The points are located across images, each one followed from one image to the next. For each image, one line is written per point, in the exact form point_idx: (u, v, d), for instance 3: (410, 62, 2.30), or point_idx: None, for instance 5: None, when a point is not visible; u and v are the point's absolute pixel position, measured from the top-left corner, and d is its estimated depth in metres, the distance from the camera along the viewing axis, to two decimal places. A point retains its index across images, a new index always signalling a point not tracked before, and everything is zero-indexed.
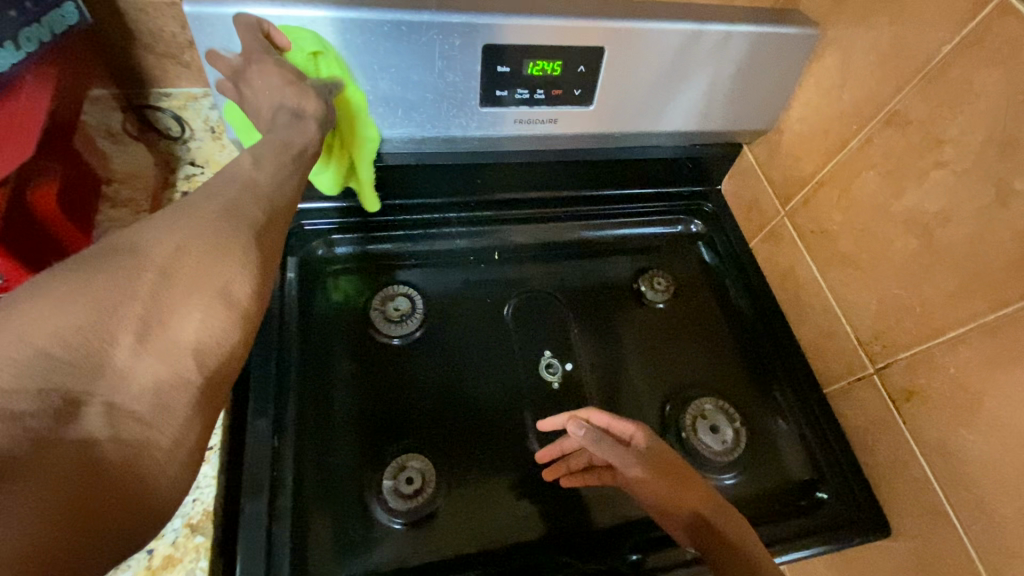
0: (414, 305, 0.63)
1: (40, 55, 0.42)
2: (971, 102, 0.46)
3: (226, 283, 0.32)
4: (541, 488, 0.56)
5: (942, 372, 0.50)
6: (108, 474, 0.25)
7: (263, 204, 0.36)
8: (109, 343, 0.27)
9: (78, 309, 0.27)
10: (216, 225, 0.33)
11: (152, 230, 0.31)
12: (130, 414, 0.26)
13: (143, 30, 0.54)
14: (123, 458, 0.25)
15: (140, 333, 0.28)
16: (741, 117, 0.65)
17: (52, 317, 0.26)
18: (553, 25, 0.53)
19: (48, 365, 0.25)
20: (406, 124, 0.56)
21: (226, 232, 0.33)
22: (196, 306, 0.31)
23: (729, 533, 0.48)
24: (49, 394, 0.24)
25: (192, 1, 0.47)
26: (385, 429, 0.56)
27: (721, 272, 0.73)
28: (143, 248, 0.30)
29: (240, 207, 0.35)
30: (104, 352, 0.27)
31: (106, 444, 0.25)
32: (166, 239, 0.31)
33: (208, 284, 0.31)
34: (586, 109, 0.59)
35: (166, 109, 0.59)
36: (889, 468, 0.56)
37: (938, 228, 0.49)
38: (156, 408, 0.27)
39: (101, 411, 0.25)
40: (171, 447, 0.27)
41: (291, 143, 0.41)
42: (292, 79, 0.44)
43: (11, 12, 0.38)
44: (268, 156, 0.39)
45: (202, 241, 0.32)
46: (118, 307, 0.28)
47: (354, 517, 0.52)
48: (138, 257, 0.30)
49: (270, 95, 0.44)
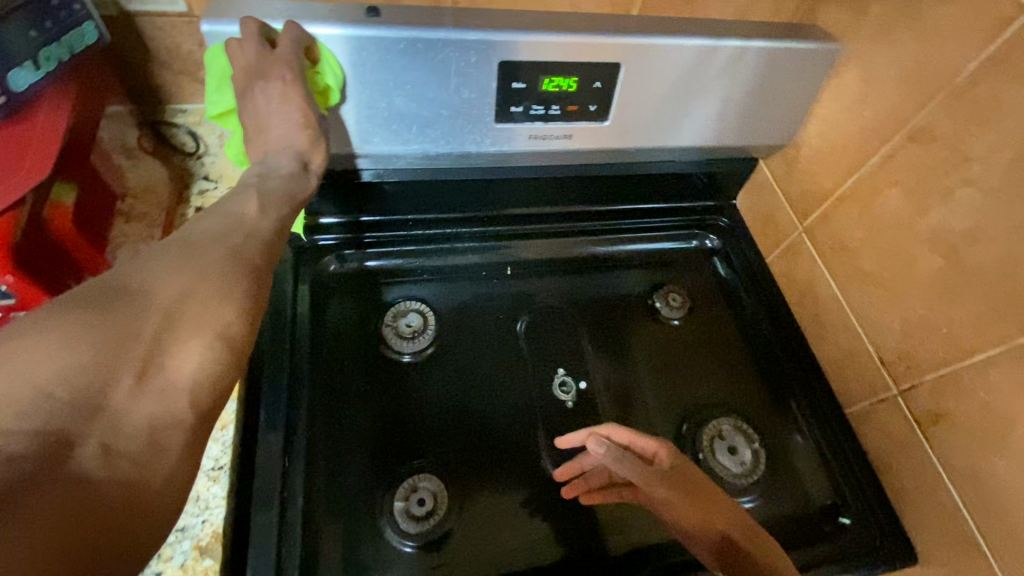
0: (426, 321, 0.62)
1: (57, 76, 0.42)
2: (1000, 119, 0.45)
3: (222, 324, 0.34)
4: (555, 510, 0.55)
5: (970, 395, 0.48)
6: (103, 513, 0.26)
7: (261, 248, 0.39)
8: (110, 383, 0.28)
9: (80, 353, 0.28)
10: (216, 270, 0.35)
11: (154, 273, 0.33)
12: (124, 454, 0.28)
13: (160, 47, 0.54)
14: (118, 497, 0.26)
15: (140, 374, 0.30)
16: (759, 131, 0.64)
17: (54, 359, 0.27)
18: (569, 42, 0.52)
19: (49, 406, 0.26)
20: (421, 140, 0.56)
21: (225, 277, 0.35)
22: (193, 348, 0.32)
23: (759, 556, 0.47)
24: (48, 434, 0.25)
25: (209, 19, 0.47)
26: (397, 448, 0.55)
27: (737, 288, 0.72)
28: (146, 293, 0.32)
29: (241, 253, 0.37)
30: (103, 393, 0.28)
31: (102, 483, 0.26)
32: (169, 284, 0.33)
33: (207, 326, 0.33)
34: (601, 125, 0.59)
35: (182, 125, 0.59)
36: (915, 493, 0.54)
37: (964, 246, 0.48)
38: (150, 446, 0.29)
39: (95, 451, 0.27)
40: (162, 486, 0.28)
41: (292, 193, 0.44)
42: (309, 122, 0.46)
43: (31, 32, 0.39)
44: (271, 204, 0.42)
45: (204, 286, 0.34)
46: (120, 350, 0.30)
47: (364, 539, 0.51)
48: (141, 303, 0.32)
49: (285, 129, 0.45)
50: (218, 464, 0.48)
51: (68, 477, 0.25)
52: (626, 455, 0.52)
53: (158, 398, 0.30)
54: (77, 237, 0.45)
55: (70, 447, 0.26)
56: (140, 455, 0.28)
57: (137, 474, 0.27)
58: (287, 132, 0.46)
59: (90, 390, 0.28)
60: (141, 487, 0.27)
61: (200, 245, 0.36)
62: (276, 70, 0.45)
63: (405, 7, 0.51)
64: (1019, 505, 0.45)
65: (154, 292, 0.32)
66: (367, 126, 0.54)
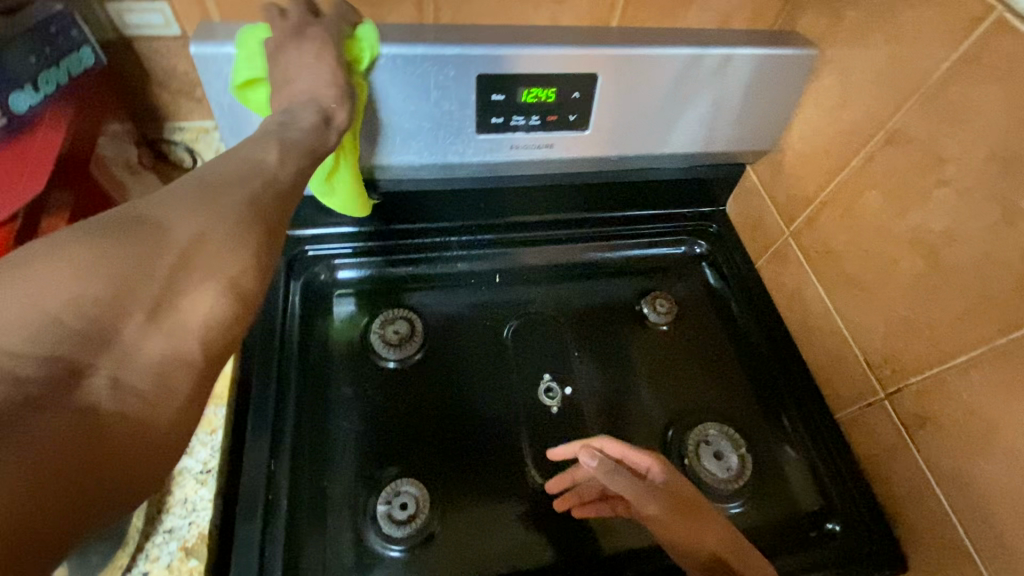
0: (413, 328, 0.63)
1: (59, 96, 0.45)
2: (972, 119, 0.45)
3: (234, 274, 0.34)
4: (538, 515, 0.55)
5: (954, 398, 0.48)
6: (111, 450, 0.27)
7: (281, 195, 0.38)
8: (121, 319, 0.29)
9: (96, 281, 0.29)
10: (234, 213, 0.35)
11: (175, 211, 0.33)
12: (132, 390, 0.28)
13: (157, 68, 0.57)
14: (123, 434, 0.28)
15: (151, 311, 0.30)
16: (742, 138, 0.65)
17: (70, 288, 0.28)
18: (546, 54, 0.54)
19: (59, 332, 0.27)
20: (405, 151, 0.58)
21: (243, 220, 0.35)
22: (207, 290, 0.33)
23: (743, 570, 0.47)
24: (58, 364, 0.27)
25: (196, 41, 0.48)
26: (382, 453, 0.56)
27: (726, 295, 0.71)
28: (167, 229, 0.32)
29: (259, 202, 0.36)
30: (114, 329, 0.29)
31: (108, 416, 0.27)
32: (190, 221, 0.33)
33: (220, 272, 0.33)
34: (582, 134, 0.60)
35: (180, 142, 0.62)
36: (904, 499, 0.53)
37: (943, 247, 0.48)
38: (157, 384, 0.29)
39: (105, 382, 0.28)
40: (168, 427, 0.29)
41: (306, 146, 0.41)
42: (337, 80, 0.45)
43: (30, 58, 0.43)
44: (290, 155, 0.40)
45: (221, 229, 0.34)
46: (135, 285, 0.30)
47: (348, 542, 0.52)
48: (162, 237, 0.32)
49: (310, 83, 0.44)
50: (207, 467, 0.49)
51: (73, 407, 0.26)
52: (617, 469, 0.49)
53: (169, 336, 0.30)
54: None
55: (79, 377, 0.27)
56: (148, 393, 0.29)
57: (140, 411, 0.28)
58: (313, 87, 0.45)
59: (101, 322, 0.29)
60: (144, 426, 0.28)
61: (221, 183, 0.36)
62: (313, 33, 0.46)
63: (387, 26, 0.53)
64: (1005, 509, 0.45)
65: (174, 232, 0.32)
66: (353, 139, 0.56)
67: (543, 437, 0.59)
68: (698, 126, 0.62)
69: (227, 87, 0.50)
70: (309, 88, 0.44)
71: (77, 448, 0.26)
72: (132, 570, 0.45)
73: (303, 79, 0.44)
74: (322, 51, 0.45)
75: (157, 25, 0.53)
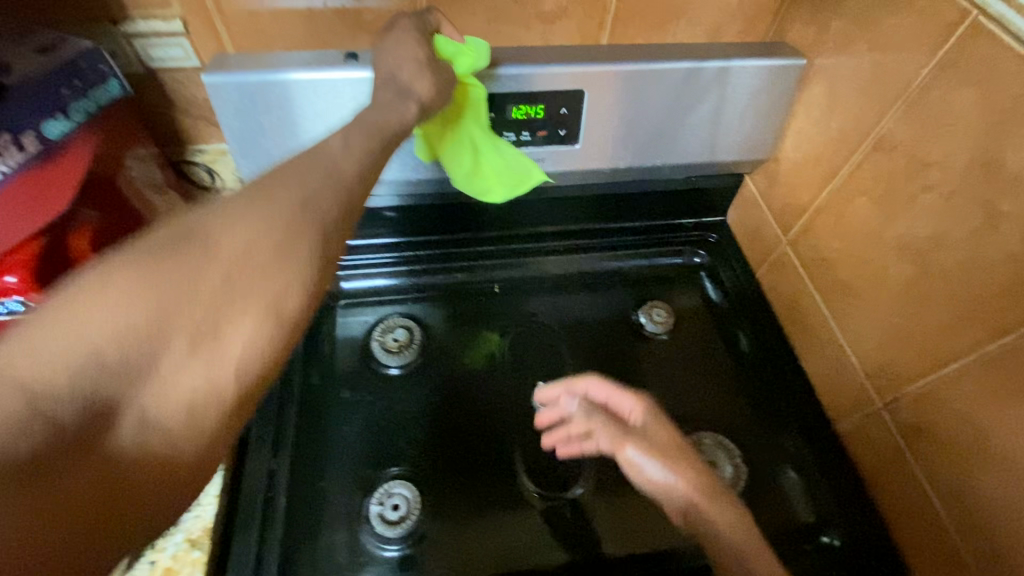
0: (411, 336, 0.66)
1: (88, 123, 0.51)
2: (952, 124, 0.44)
3: (275, 291, 0.35)
4: (528, 519, 0.56)
5: (948, 406, 0.46)
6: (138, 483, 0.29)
7: (339, 194, 0.38)
8: (162, 346, 0.31)
9: (138, 309, 0.30)
10: (280, 225, 0.35)
11: (217, 224, 0.34)
12: (165, 427, 0.30)
13: (179, 96, 0.62)
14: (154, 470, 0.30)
15: (193, 337, 0.32)
16: (736, 148, 0.65)
17: (112, 317, 0.30)
18: (533, 73, 0.56)
19: (99, 368, 0.29)
20: (402, 168, 0.61)
21: (292, 227, 0.35)
22: (249, 315, 0.34)
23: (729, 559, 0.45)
24: (90, 402, 0.28)
25: (210, 71, 0.52)
26: (378, 456, 0.58)
27: (726, 306, 0.71)
28: (212, 245, 0.33)
29: (318, 200, 0.37)
30: (153, 359, 0.30)
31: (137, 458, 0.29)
32: (233, 236, 0.34)
33: (259, 299, 0.34)
34: (572, 148, 0.62)
35: (200, 163, 0.69)
36: (904, 511, 0.52)
37: (930, 252, 0.47)
38: (190, 420, 0.31)
39: (137, 420, 0.30)
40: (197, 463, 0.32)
41: (382, 124, 0.44)
42: (417, 57, 0.49)
43: (64, 89, 0.48)
44: (358, 141, 0.41)
45: (267, 239, 0.35)
46: (171, 312, 0.31)
47: (343, 541, 0.54)
48: (207, 255, 0.33)
49: (394, 59, 0.48)
50: None
51: (99, 451, 0.28)
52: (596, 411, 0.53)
53: (207, 366, 0.32)
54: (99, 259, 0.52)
55: (112, 416, 0.29)
56: (182, 428, 0.31)
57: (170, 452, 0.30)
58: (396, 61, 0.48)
59: (137, 356, 0.30)
60: (176, 465, 0.31)
61: (292, 173, 0.37)
62: (402, 22, 0.50)
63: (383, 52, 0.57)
64: (1002, 522, 0.43)
65: (218, 248, 0.33)
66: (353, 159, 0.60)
67: (536, 445, 0.60)
68: (689, 137, 0.63)
69: (236, 113, 0.54)
70: (391, 64, 0.48)
71: (101, 492, 0.28)
72: (140, 559, 0.48)
73: (385, 64, 0.48)
74: (404, 37, 0.49)
75: (177, 57, 0.58)
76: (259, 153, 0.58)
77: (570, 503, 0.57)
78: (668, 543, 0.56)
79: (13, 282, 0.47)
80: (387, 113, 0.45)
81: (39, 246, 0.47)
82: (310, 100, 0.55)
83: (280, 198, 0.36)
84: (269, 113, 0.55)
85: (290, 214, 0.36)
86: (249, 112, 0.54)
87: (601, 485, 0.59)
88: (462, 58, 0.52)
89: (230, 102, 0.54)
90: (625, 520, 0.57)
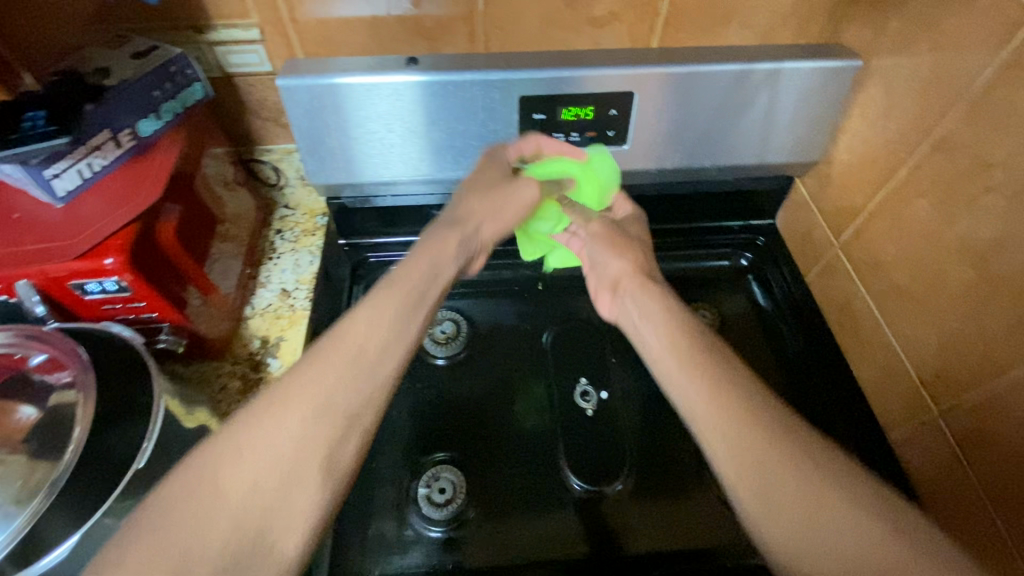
0: (458, 329, 0.68)
1: (175, 123, 0.56)
2: (1018, 124, 0.43)
3: (277, 538, 0.34)
4: (569, 510, 0.57)
5: (1008, 414, 0.45)
6: None
7: (351, 402, 0.39)
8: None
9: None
10: (295, 448, 0.36)
11: (244, 431, 0.36)
12: None
13: (253, 99, 0.67)
14: None
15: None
16: (786, 150, 0.64)
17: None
18: (584, 76, 0.58)
19: None
20: (455, 167, 0.64)
21: (303, 447, 0.37)
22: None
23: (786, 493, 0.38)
24: None
25: (283, 75, 0.56)
26: (426, 441, 0.61)
27: (775, 312, 0.70)
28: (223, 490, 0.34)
29: (333, 404, 0.38)
30: None
31: None
32: (246, 476, 0.35)
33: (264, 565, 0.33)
34: (620, 148, 0.63)
35: (267, 161, 0.73)
36: (954, 521, 0.51)
37: (992, 256, 0.46)
38: None
39: None
40: None
41: (354, 415, 0.39)
42: (451, 228, 0.53)
43: (156, 92, 0.53)
44: (380, 322, 0.43)
45: (275, 477, 0.35)
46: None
47: (391, 520, 0.56)
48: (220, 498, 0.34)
49: (427, 251, 0.50)
50: None
51: None
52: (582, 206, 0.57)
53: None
54: (183, 253, 0.55)
55: None
56: None
57: None
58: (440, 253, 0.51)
59: None
60: None
61: (312, 379, 0.39)
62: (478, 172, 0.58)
63: (440, 56, 0.59)
64: None
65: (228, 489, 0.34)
66: (409, 155, 0.62)
67: (578, 437, 0.61)
68: (738, 138, 0.63)
69: (305, 114, 0.58)
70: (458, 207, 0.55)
71: None
72: None
73: (451, 215, 0.54)
74: (440, 233, 0.52)
75: (252, 63, 0.63)
76: (323, 152, 0.61)
77: (609, 498, 0.58)
78: (710, 540, 0.56)
79: (112, 262, 0.47)
80: (409, 279, 0.47)
81: (133, 231, 0.49)
82: (371, 101, 0.58)
83: (295, 410, 0.37)
84: (334, 115, 0.59)
85: (303, 420, 0.37)
86: (317, 114, 0.58)
87: (643, 481, 0.59)
88: (600, 175, 0.60)
89: (300, 104, 0.58)
90: (665, 516, 0.57)
